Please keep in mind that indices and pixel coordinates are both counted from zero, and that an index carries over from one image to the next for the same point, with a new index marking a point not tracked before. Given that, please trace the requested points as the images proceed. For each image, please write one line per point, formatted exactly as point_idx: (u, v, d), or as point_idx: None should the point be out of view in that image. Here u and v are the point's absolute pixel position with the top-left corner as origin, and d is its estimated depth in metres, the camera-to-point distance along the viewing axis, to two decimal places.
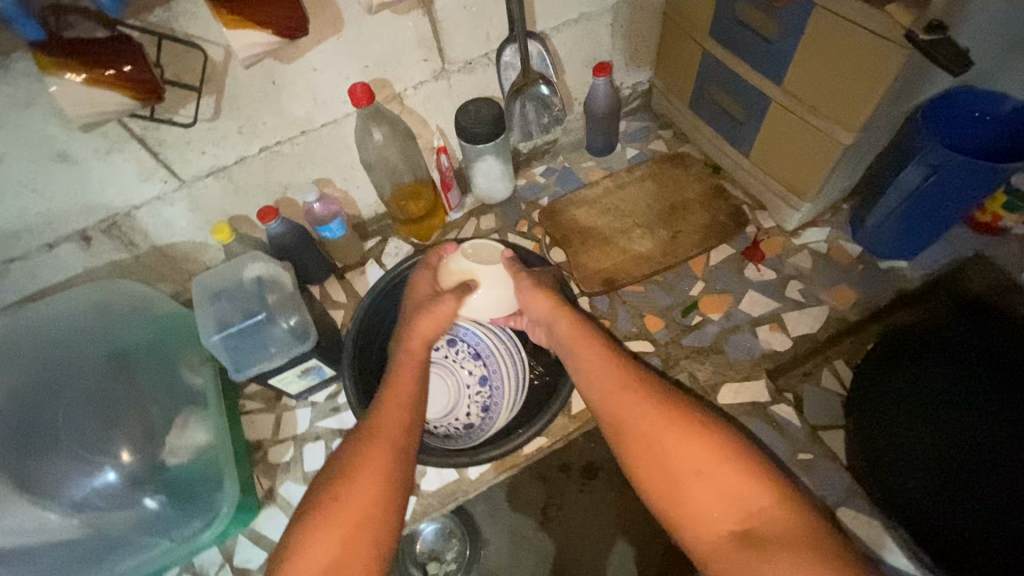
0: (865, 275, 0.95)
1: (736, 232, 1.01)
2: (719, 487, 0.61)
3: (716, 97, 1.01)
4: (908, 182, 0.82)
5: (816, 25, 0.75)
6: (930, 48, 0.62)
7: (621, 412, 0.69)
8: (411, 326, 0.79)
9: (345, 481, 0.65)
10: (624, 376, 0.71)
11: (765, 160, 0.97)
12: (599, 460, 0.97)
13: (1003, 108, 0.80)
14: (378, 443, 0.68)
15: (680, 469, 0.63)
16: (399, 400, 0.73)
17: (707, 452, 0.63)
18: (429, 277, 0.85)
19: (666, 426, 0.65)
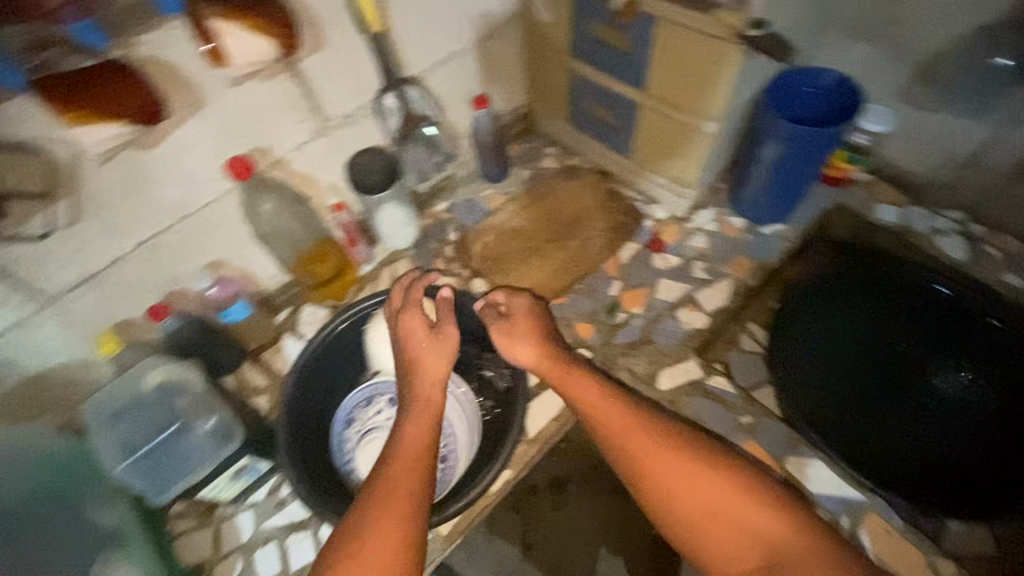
0: (754, 243, 1.05)
1: (635, 228, 1.08)
2: (743, 521, 0.63)
3: (590, 110, 1.07)
4: (768, 155, 0.93)
5: (662, 34, 0.83)
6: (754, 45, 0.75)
7: (629, 449, 0.69)
8: (418, 373, 0.78)
9: (357, 549, 0.62)
10: (625, 412, 0.72)
11: (646, 158, 1.05)
12: (564, 473, 0.96)
13: (825, 81, 0.93)
14: (391, 503, 0.65)
15: (699, 507, 0.65)
16: (411, 452, 0.71)
17: (721, 494, 0.65)
18: (417, 317, 0.82)
19: (680, 468, 0.66)
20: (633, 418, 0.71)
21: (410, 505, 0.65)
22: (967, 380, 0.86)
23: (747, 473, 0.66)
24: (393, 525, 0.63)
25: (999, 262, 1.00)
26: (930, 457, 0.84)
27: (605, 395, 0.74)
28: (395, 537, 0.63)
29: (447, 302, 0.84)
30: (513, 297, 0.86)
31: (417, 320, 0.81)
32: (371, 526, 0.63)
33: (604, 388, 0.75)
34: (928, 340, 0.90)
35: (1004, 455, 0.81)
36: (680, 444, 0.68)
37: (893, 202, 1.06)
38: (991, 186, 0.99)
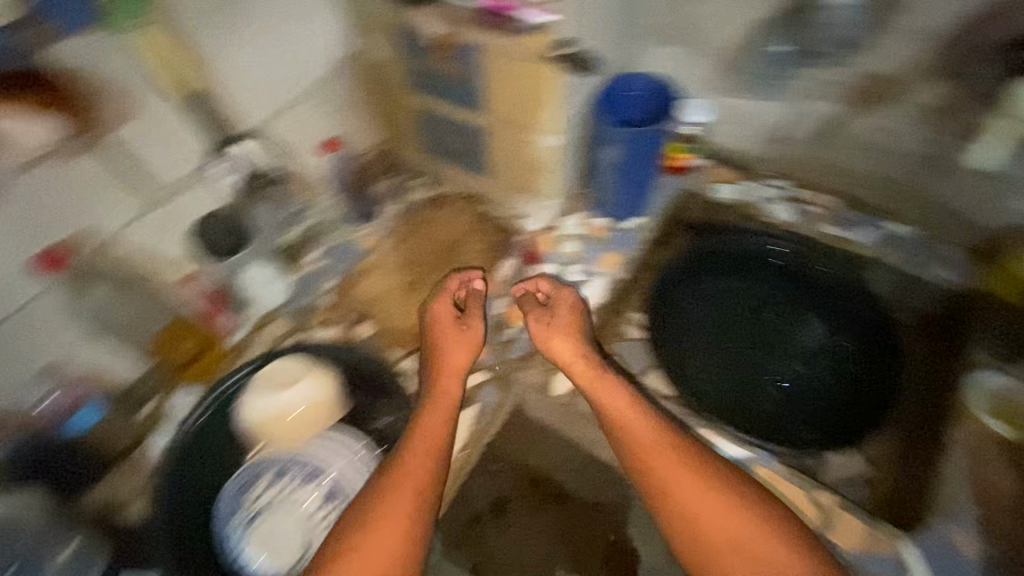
0: (619, 238, 1.11)
1: (511, 243, 1.12)
2: (746, 546, 0.66)
3: (443, 137, 1.09)
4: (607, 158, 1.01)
5: (484, 59, 0.86)
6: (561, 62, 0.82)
7: (655, 467, 0.72)
8: (443, 361, 0.85)
9: (366, 535, 0.65)
10: (654, 433, 0.75)
11: (504, 176, 1.09)
12: (505, 490, 0.91)
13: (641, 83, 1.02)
14: (404, 497, 0.68)
15: (722, 539, 0.67)
16: (427, 446, 0.74)
17: (742, 527, 0.67)
18: (445, 306, 0.93)
19: (690, 485, 0.70)
20: (659, 438, 0.74)
21: (418, 501, 0.68)
22: (816, 329, 0.98)
23: (764, 505, 0.69)
24: (399, 518, 0.66)
25: (821, 219, 1.06)
26: (807, 405, 0.92)
27: (629, 398, 0.79)
28: (401, 532, 0.65)
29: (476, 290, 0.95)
30: (557, 291, 0.96)
31: (445, 309, 0.92)
32: (382, 515, 0.66)
33: (630, 392, 0.80)
34: (783, 299, 1.01)
35: (854, 390, 0.92)
36: (694, 458, 0.72)
37: (725, 180, 1.13)
38: (798, 152, 1.08)
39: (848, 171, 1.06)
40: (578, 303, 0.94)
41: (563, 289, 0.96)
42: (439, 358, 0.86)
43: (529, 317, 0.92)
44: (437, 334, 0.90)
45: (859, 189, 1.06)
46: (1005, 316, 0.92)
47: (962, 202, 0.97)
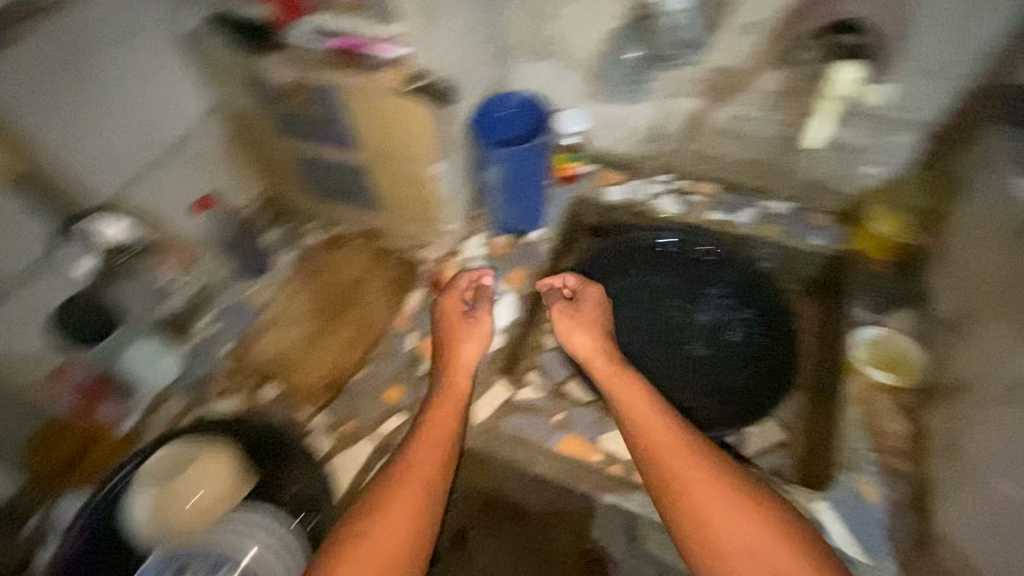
0: (522, 253, 1.11)
1: (415, 275, 1.10)
2: (755, 551, 0.65)
3: (326, 178, 1.05)
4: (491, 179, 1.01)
5: (345, 98, 0.85)
6: (419, 94, 0.81)
7: (673, 468, 0.72)
8: (455, 353, 0.89)
9: (372, 522, 0.69)
10: (677, 436, 0.75)
11: (396, 209, 1.07)
12: (462, 521, 0.90)
13: (514, 101, 1.03)
14: (410, 487, 0.73)
15: (737, 543, 0.66)
16: (436, 436, 0.78)
17: (757, 533, 0.66)
18: (452, 300, 0.95)
19: (702, 488, 0.69)
20: (683, 442, 0.74)
21: (422, 494, 0.72)
22: (717, 311, 1.04)
23: (784, 514, 0.68)
24: (404, 509, 0.70)
25: (704, 206, 1.12)
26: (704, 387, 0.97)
27: (651, 398, 0.80)
28: (406, 522, 0.70)
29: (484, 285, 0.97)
30: (585, 287, 0.96)
31: (453, 305, 0.94)
32: (388, 504, 0.71)
33: (653, 398, 0.80)
34: (686, 287, 1.07)
35: (745, 368, 0.99)
36: (711, 463, 0.71)
37: (616, 182, 1.17)
38: (675, 146, 1.12)
39: (723, 160, 1.10)
40: (605, 303, 0.95)
41: (591, 286, 0.97)
42: (450, 349, 0.90)
43: (555, 311, 0.92)
44: (446, 330, 0.93)
45: (737, 173, 1.11)
46: (873, 272, 0.98)
47: (824, 173, 1.04)
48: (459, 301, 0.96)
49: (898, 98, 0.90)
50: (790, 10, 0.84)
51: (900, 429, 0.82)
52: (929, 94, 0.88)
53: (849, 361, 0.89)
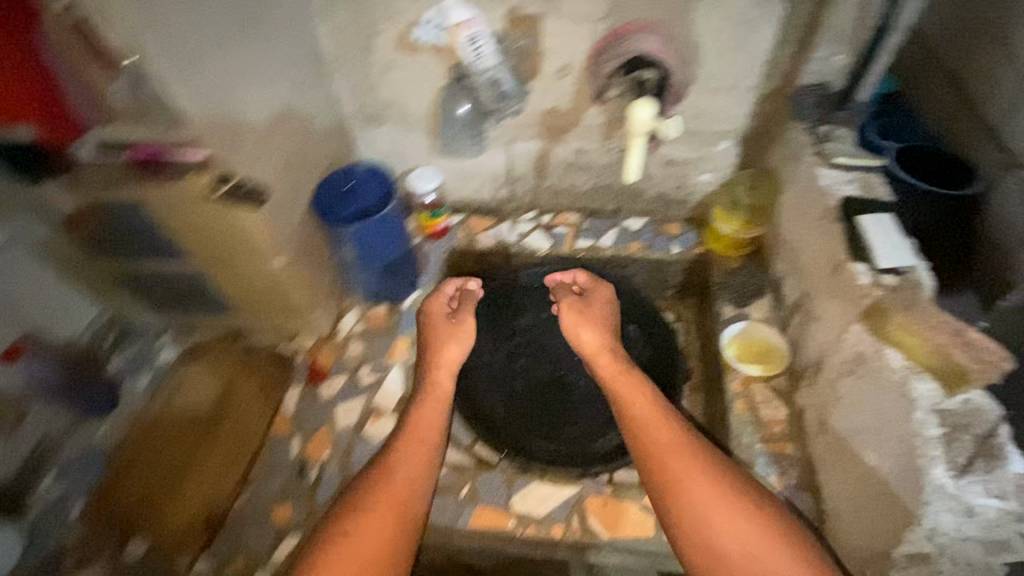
0: (400, 320, 1.06)
1: (290, 370, 1.02)
2: (758, 558, 0.63)
3: (167, 291, 0.96)
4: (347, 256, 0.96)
5: (152, 208, 0.75)
6: (233, 198, 0.74)
7: (676, 468, 0.69)
8: (441, 352, 0.87)
9: (357, 527, 0.67)
10: (682, 437, 0.71)
11: (253, 306, 0.98)
12: None
13: (359, 170, 0.98)
14: (397, 488, 0.71)
15: (735, 544, 0.64)
16: (425, 433, 0.77)
17: (756, 535, 0.64)
18: (437, 301, 0.94)
19: (706, 491, 0.67)
20: (690, 443, 0.71)
21: (404, 508, 0.70)
22: None
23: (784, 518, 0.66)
24: (386, 517, 0.68)
25: (572, 235, 1.14)
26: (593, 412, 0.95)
27: (655, 399, 0.76)
28: (391, 524, 0.68)
29: (470, 290, 0.95)
30: (593, 286, 0.95)
31: (437, 307, 0.93)
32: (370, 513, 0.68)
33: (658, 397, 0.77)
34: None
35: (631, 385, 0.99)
36: (716, 467, 0.69)
37: (486, 227, 1.17)
38: (532, 185, 1.15)
39: (575, 191, 1.15)
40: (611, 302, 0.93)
41: (600, 287, 0.95)
42: (436, 350, 0.87)
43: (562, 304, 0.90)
44: (430, 331, 0.90)
45: (592, 200, 1.16)
46: (728, 268, 1.04)
47: (668, 187, 1.10)
48: (444, 302, 0.94)
49: (708, 115, 0.97)
50: (592, 52, 0.87)
51: (781, 415, 0.86)
52: (734, 105, 0.96)
53: (724, 360, 0.92)
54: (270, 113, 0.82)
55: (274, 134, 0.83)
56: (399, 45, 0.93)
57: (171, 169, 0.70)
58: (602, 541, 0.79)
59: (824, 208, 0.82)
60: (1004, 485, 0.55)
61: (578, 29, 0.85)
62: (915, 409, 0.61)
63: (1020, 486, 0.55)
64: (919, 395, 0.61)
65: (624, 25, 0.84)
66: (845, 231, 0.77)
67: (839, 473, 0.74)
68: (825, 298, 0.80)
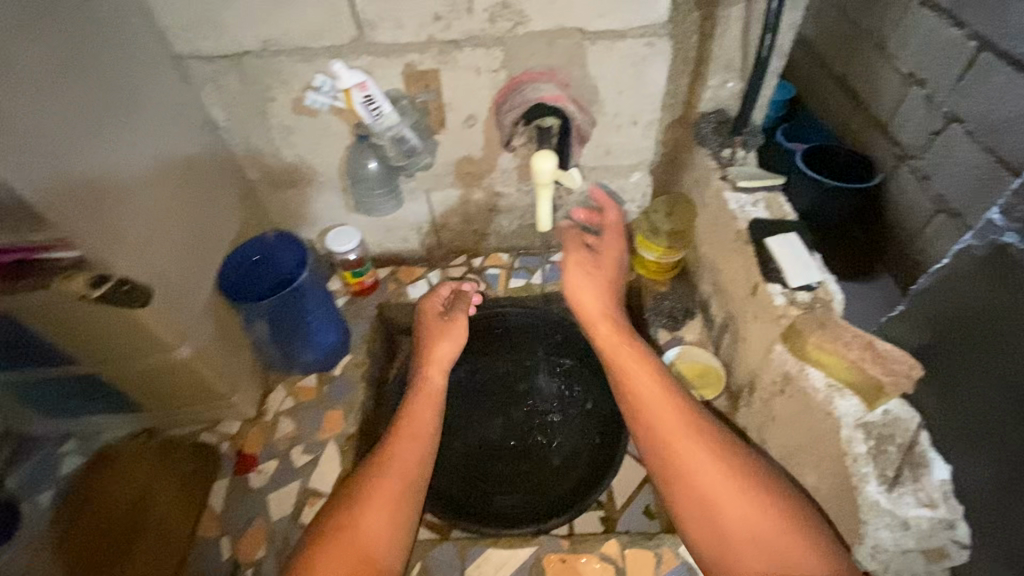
0: (331, 389, 0.99)
1: (216, 460, 0.93)
2: (742, 521, 0.63)
3: (61, 395, 0.86)
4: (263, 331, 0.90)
5: (22, 316, 0.67)
6: (110, 299, 0.65)
7: (676, 441, 0.69)
8: (433, 351, 0.89)
9: (349, 519, 0.69)
10: (686, 413, 0.72)
11: (163, 400, 0.89)
12: None
13: (268, 239, 0.92)
14: (392, 482, 0.73)
15: (737, 524, 0.63)
16: (419, 429, 0.80)
17: (760, 515, 0.62)
18: (433, 299, 0.96)
19: (691, 450, 0.68)
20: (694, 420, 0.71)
21: (398, 502, 0.72)
22: (548, 380, 1.04)
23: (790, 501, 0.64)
24: (385, 508, 0.71)
25: (504, 276, 1.13)
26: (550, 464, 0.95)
27: (655, 369, 0.76)
28: (388, 516, 0.70)
29: (466, 292, 0.98)
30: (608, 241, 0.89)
31: (432, 305, 0.95)
32: (363, 506, 0.70)
33: (664, 375, 0.76)
34: (513, 365, 1.07)
35: (583, 426, 0.98)
36: (704, 431, 0.70)
37: (416, 277, 1.14)
38: (457, 231, 1.13)
39: (501, 232, 1.14)
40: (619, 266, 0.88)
41: (617, 243, 0.89)
42: (428, 348, 0.89)
43: (572, 258, 0.86)
44: (424, 330, 0.93)
45: (519, 238, 1.15)
46: (658, 292, 1.05)
47: None
48: (438, 303, 0.96)
49: (618, 149, 0.99)
50: (496, 101, 0.89)
51: None
52: (641, 138, 0.98)
53: None
54: (151, 194, 0.75)
55: (159, 216, 0.76)
56: (296, 108, 0.90)
57: (42, 270, 0.62)
58: None
59: (735, 231, 0.85)
60: (932, 493, 0.58)
61: (477, 78, 0.86)
62: (841, 426, 0.62)
63: (942, 492, 0.58)
64: (843, 411, 0.62)
65: (521, 73, 0.86)
66: (756, 252, 0.79)
67: None
68: (748, 318, 0.82)
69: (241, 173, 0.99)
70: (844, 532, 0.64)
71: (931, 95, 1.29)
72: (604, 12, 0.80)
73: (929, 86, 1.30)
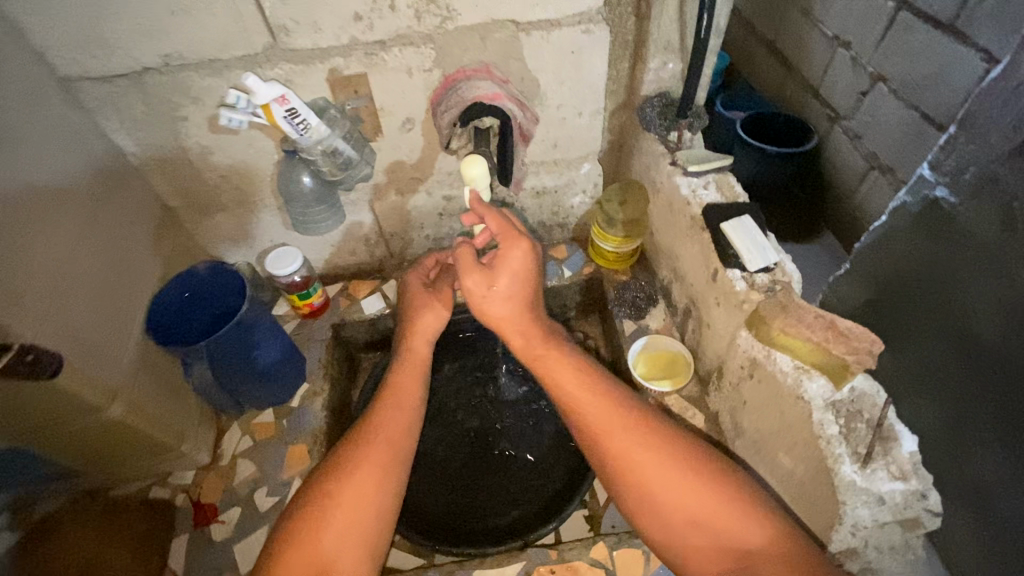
0: (291, 423, 0.93)
1: (173, 515, 0.85)
2: (680, 503, 0.60)
3: None
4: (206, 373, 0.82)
5: None
6: (12, 371, 0.56)
7: (606, 439, 0.66)
8: (411, 324, 0.85)
9: (334, 487, 0.65)
10: (613, 407, 0.68)
11: (100, 464, 0.81)
12: None
13: (199, 273, 0.84)
14: (379, 447, 0.69)
15: (676, 511, 0.60)
16: (404, 398, 0.76)
17: (697, 495, 0.60)
18: (416, 274, 0.91)
19: (622, 440, 0.65)
20: (622, 417, 0.67)
21: (386, 467, 0.68)
22: (512, 381, 1.03)
23: (729, 474, 0.62)
24: (371, 474, 0.66)
25: None
26: (524, 472, 0.93)
27: (577, 365, 0.73)
28: (376, 482, 0.66)
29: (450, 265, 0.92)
30: (506, 244, 0.71)
31: (416, 279, 0.90)
32: (347, 476, 0.66)
33: (585, 373, 0.73)
34: (476, 370, 1.05)
35: (555, 430, 0.97)
36: (632, 421, 0.66)
37: (370, 291, 1.08)
38: (407, 238, 1.07)
39: (453, 234, 1.09)
40: (527, 267, 0.72)
41: (516, 240, 0.72)
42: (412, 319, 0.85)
43: (466, 278, 0.73)
44: (408, 303, 0.88)
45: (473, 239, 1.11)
46: (620, 282, 1.04)
47: (546, 215, 1.08)
48: (422, 274, 0.91)
49: (565, 140, 0.96)
50: (431, 102, 0.84)
51: (700, 422, 0.86)
52: (587, 127, 0.95)
53: (634, 381, 0.91)
54: (55, 245, 0.66)
55: (67, 270, 0.67)
56: (213, 126, 0.82)
57: None
58: None
59: (689, 217, 0.84)
60: (903, 466, 0.59)
61: (409, 80, 0.81)
62: (813, 408, 0.62)
63: (913, 463, 0.59)
64: (812, 394, 0.63)
65: (455, 71, 0.81)
66: (713, 237, 0.78)
67: (763, 477, 0.74)
68: (710, 305, 0.81)
69: (159, 200, 0.90)
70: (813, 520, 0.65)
71: (857, 56, 1.32)
72: (535, 2, 0.76)
73: (855, 47, 1.33)
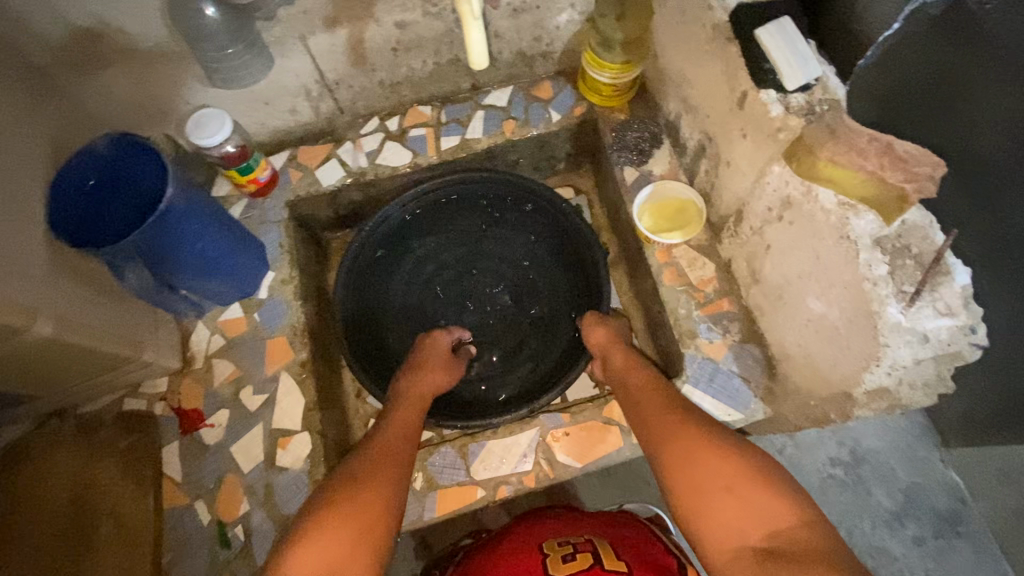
0: (263, 318, 0.84)
1: (155, 425, 0.79)
2: (722, 472, 0.54)
3: None
4: (140, 277, 0.69)
5: None
6: None
7: (673, 436, 0.59)
8: (418, 369, 0.76)
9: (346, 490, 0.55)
10: (677, 416, 0.61)
11: (51, 387, 0.71)
12: None
13: (99, 154, 0.66)
14: (388, 460, 0.60)
15: (713, 482, 0.53)
16: (405, 426, 0.66)
17: (735, 469, 0.53)
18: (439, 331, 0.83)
19: (690, 437, 0.58)
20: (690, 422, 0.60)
21: (392, 481, 0.57)
22: (502, 249, 0.93)
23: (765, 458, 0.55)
24: (379, 484, 0.56)
25: (433, 135, 0.91)
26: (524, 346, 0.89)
27: (657, 386, 0.68)
28: (384, 493, 0.56)
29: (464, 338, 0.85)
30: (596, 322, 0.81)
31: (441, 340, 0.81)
32: (369, 472, 0.57)
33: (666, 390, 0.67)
34: (462, 236, 0.93)
35: (553, 295, 0.91)
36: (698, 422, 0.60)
37: (325, 156, 0.91)
38: (359, 87, 0.88)
39: (415, 78, 0.89)
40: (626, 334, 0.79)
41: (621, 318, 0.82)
42: (420, 366, 0.77)
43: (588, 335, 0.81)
44: (417, 351, 0.80)
45: (439, 82, 0.91)
46: (619, 120, 0.88)
47: (526, 43, 0.88)
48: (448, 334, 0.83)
49: None
50: None
51: (711, 272, 0.79)
52: None
53: (639, 234, 0.82)
54: None
55: None
56: None
57: None
58: (576, 472, 0.75)
59: (709, 28, 0.67)
60: (952, 301, 0.54)
61: None
62: (859, 248, 0.55)
63: (963, 298, 0.54)
64: (860, 231, 0.56)
65: None
66: (743, 52, 0.64)
67: (781, 323, 0.70)
68: (733, 138, 0.69)
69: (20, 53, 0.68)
70: (839, 363, 0.62)
71: None
72: None
73: None
